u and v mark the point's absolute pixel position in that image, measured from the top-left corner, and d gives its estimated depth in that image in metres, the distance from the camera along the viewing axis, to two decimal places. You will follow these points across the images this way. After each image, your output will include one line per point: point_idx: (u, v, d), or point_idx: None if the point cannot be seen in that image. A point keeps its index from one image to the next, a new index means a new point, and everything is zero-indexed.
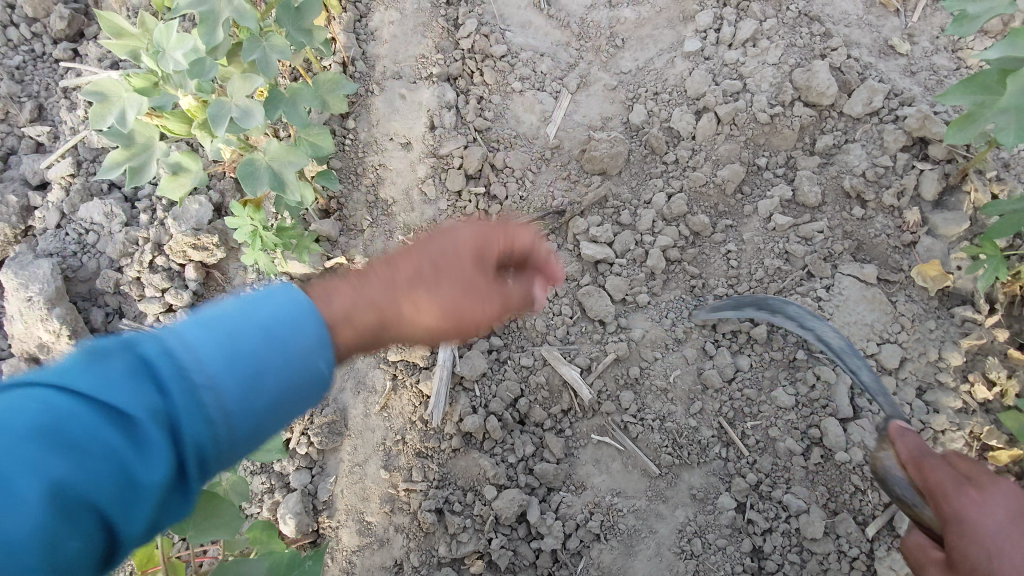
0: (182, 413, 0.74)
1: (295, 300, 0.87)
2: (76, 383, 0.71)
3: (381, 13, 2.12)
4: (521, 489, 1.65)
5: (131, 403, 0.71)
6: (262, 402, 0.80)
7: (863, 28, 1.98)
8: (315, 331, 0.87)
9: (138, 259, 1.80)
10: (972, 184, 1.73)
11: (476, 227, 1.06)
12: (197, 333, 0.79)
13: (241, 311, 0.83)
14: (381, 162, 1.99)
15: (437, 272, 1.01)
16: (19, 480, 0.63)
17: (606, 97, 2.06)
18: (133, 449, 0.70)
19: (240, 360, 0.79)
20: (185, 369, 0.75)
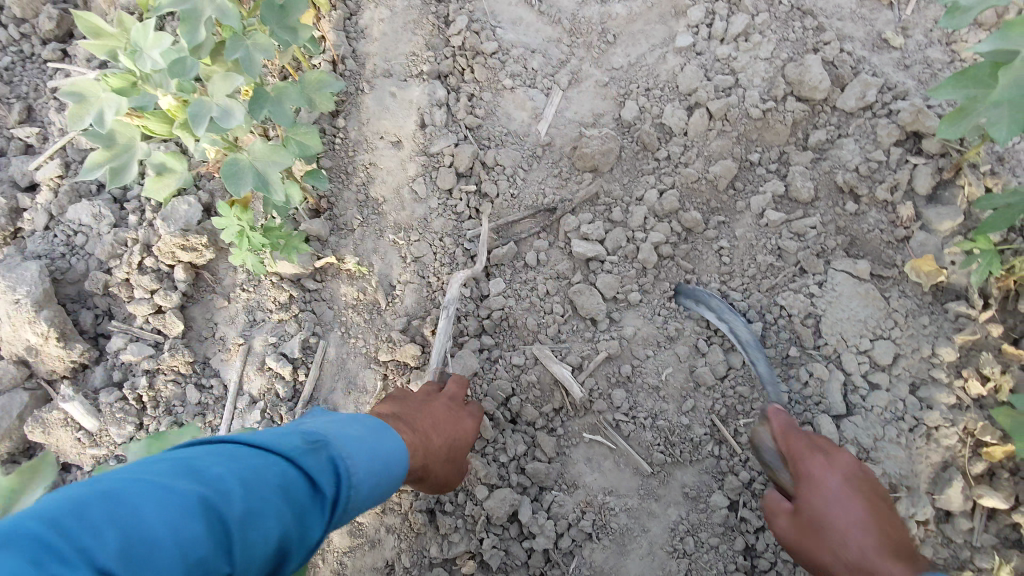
0: (341, 499, 1.07)
1: (401, 451, 1.22)
2: (294, 455, 1.03)
3: (371, 10, 2.10)
4: (513, 488, 1.64)
5: (322, 482, 1.04)
6: (373, 497, 1.15)
7: (856, 22, 1.96)
8: (395, 445, 1.21)
9: (127, 260, 1.78)
10: (966, 178, 1.71)
11: (471, 424, 1.51)
12: (360, 446, 1.13)
13: (370, 433, 1.18)
14: (371, 161, 1.96)
15: (453, 461, 1.43)
16: (259, 521, 0.92)
17: (598, 93, 2.04)
18: (315, 516, 1.01)
19: (386, 468, 1.17)
20: (353, 470, 1.09)
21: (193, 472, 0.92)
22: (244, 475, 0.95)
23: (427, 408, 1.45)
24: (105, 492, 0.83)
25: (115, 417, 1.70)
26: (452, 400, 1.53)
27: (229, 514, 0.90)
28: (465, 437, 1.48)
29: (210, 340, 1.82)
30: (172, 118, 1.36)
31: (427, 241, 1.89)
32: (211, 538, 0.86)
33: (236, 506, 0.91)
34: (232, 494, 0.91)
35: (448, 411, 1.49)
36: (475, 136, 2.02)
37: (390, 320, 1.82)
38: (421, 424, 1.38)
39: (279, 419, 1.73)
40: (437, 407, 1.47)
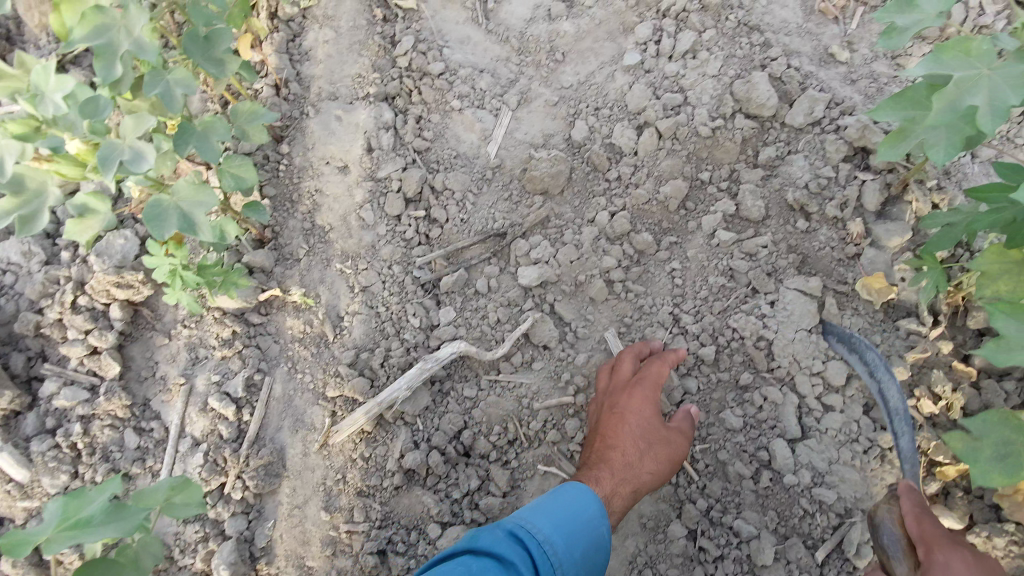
0: (536, 558, 1.35)
1: (583, 495, 1.44)
2: (473, 546, 1.33)
3: (315, 32, 2.04)
4: (466, 524, 1.63)
5: (506, 557, 1.32)
6: (573, 550, 1.38)
7: (803, 37, 1.96)
8: (579, 499, 1.43)
9: (59, 299, 1.70)
10: (913, 194, 1.71)
11: (638, 397, 1.59)
12: (537, 513, 1.40)
13: (552, 497, 1.44)
14: (317, 187, 1.91)
15: (653, 449, 1.55)
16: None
17: (547, 113, 2.01)
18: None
19: (569, 522, 1.40)
20: (535, 533, 1.37)
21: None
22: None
23: (601, 427, 1.61)
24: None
25: (48, 466, 1.62)
26: (615, 392, 1.63)
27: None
28: (641, 418, 1.58)
29: (150, 380, 1.75)
30: (84, 161, 1.34)
31: (375, 269, 1.84)
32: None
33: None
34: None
35: (619, 408, 1.60)
36: (424, 159, 1.97)
37: (338, 353, 1.76)
38: (601, 457, 1.58)
39: (223, 461, 1.66)
40: (606, 418, 1.61)
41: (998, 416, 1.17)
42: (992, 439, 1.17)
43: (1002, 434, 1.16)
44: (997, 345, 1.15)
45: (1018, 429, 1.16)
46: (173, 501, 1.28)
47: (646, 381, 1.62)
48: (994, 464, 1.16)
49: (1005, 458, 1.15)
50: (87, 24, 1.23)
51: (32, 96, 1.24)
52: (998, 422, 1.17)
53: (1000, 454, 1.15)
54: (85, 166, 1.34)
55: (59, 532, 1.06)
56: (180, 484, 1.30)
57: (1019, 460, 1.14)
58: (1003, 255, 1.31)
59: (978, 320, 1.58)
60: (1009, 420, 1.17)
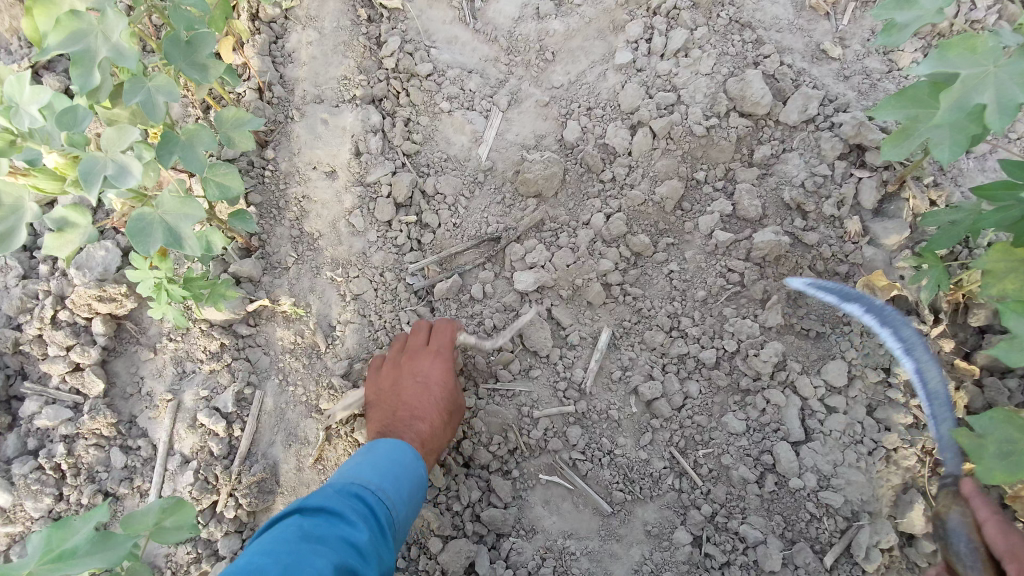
0: (372, 505, 1.34)
1: (398, 446, 1.46)
2: (302, 506, 1.28)
3: (298, 33, 1.99)
4: (468, 538, 1.57)
5: (337, 509, 1.29)
6: (403, 491, 1.40)
7: (794, 33, 1.94)
8: (399, 450, 1.46)
9: (38, 315, 1.64)
10: (910, 191, 1.69)
11: (440, 367, 1.63)
12: (361, 469, 1.41)
13: (370, 453, 1.45)
14: (305, 194, 1.86)
15: (451, 418, 1.61)
16: (302, 564, 1.15)
17: (539, 113, 1.97)
18: (353, 529, 1.27)
19: (392, 467, 1.42)
20: (366, 484, 1.37)
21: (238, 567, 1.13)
22: (273, 546, 1.18)
23: (401, 394, 1.60)
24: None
25: (30, 490, 1.55)
26: (417, 358, 1.65)
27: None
28: (439, 388, 1.62)
29: (136, 397, 1.69)
30: (62, 175, 1.27)
31: (367, 277, 1.80)
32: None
33: (274, 570, 1.13)
34: (268, 564, 1.13)
35: (419, 376, 1.62)
36: (414, 163, 1.93)
37: (331, 364, 1.72)
38: (405, 424, 1.55)
39: (214, 479, 1.60)
40: (405, 385, 1.60)
41: (1003, 414, 1.15)
42: (995, 436, 1.15)
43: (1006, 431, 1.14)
44: (1009, 344, 1.13)
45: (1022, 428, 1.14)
46: (164, 525, 1.23)
47: (442, 351, 1.67)
48: (995, 461, 1.14)
49: (1008, 456, 1.13)
50: (63, 29, 1.18)
51: (5, 107, 1.19)
52: (1003, 419, 1.15)
53: (1002, 451, 1.14)
54: (64, 180, 1.27)
55: (41, 565, 1.01)
56: (171, 507, 1.26)
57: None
58: (1006, 253, 1.30)
59: (980, 318, 1.58)
60: (1014, 420, 1.15)
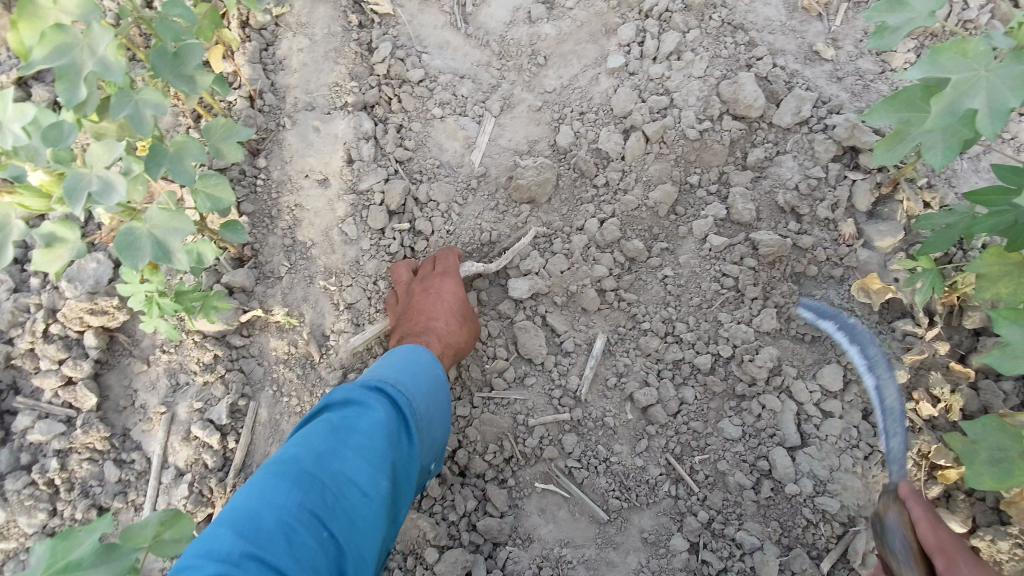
0: (396, 399, 1.35)
1: (416, 347, 1.49)
2: (328, 403, 1.30)
3: (289, 39, 1.98)
4: (464, 547, 1.56)
5: (362, 402, 1.30)
6: (424, 386, 1.41)
7: (787, 34, 1.93)
8: (416, 353, 1.47)
9: (29, 328, 1.63)
10: (903, 193, 1.68)
11: (451, 281, 1.70)
12: (381, 368, 1.41)
13: (390, 355, 1.46)
14: (297, 202, 1.85)
15: (466, 321, 1.66)
16: (334, 456, 1.18)
17: (531, 118, 1.96)
18: (379, 419, 1.28)
19: (411, 365, 1.43)
20: (388, 380, 1.37)
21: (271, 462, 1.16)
22: (305, 439, 1.20)
23: (416, 302, 1.66)
24: (226, 512, 1.08)
25: (24, 505, 1.55)
26: (427, 277, 1.71)
27: (307, 468, 1.15)
28: (452, 294, 1.67)
29: (129, 410, 1.68)
30: (49, 193, 1.26)
31: (361, 286, 1.80)
32: (301, 490, 1.12)
33: (307, 460, 1.16)
34: (301, 457, 1.17)
35: (432, 287, 1.67)
36: (406, 169, 1.92)
37: (325, 374, 1.72)
38: (422, 326, 1.60)
39: (209, 492, 1.61)
40: (419, 295, 1.67)
41: (998, 421, 1.20)
42: (988, 443, 1.20)
43: (999, 438, 1.18)
44: (1001, 352, 1.13)
45: (1017, 438, 1.18)
46: (163, 538, 1.19)
47: (451, 271, 1.73)
48: (985, 465, 1.18)
49: (999, 461, 1.17)
50: (48, 43, 1.17)
51: None
52: (995, 426, 1.19)
53: (993, 456, 1.17)
54: (50, 197, 1.26)
55: None
56: (170, 519, 1.22)
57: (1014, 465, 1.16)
58: (1001, 257, 1.31)
59: (975, 320, 1.56)
60: (1007, 428, 1.19)
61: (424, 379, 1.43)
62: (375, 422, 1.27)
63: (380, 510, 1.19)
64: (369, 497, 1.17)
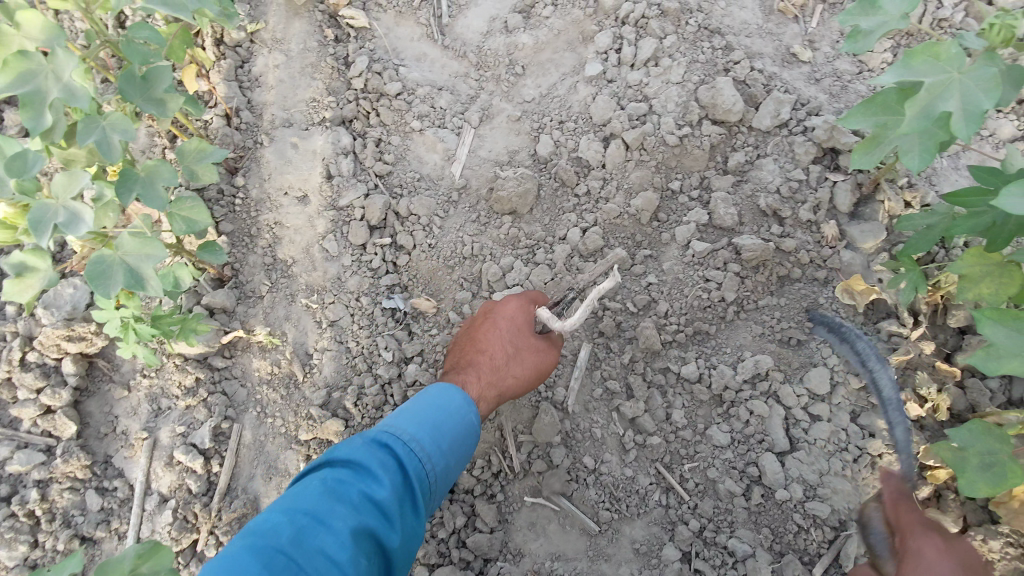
0: (403, 460, 1.32)
1: (454, 391, 1.43)
2: (331, 459, 1.30)
3: (264, 56, 1.97)
4: (455, 565, 1.53)
5: (364, 464, 1.29)
6: (441, 443, 1.38)
7: (764, 37, 1.94)
8: (448, 398, 1.42)
9: (6, 357, 1.60)
10: (885, 194, 1.69)
11: (511, 307, 1.60)
12: (398, 419, 1.38)
13: (413, 401, 1.43)
14: (277, 220, 1.83)
15: (519, 353, 1.55)
16: (316, 528, 1.17)
17: (511, 129, 1.95)
18: (378, 485, 1.26)
19: (431, 417, 1.39)
20: (400, 436, 1.35)
21: (252, 529, 1.15)
22: (293, 504, 1.20)
23: (474, 332, 1.61)
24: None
25: (4, 538, 1.51)
26: (494, 302, 1.64)
27: (282, 544, 1.13)
28: (508, 324, 1.58)
29: (110, 436, 1.66)
30: (14, 224, 1.24)
31: (343, 302, 1.77)
32: (272, 570, 1.10)
33: (285, 534, 1.14)
34: (281, 528, 1.15)
35: (491, 316, 1.61)
36: (386, 183, 1.91)
37: (309, 394, 1.69)
38: (470, 361, 1.57)
39: (193, 517, 1.58)
40: (478, 325, 1.62)
41: (982, 426, 1.20)
42: (977, 448, 1.20)
43: (988, 443, 1.19)
44: (986, 353, 1.12)
45: (1002, 440, 1.19)
46: (141, 571, 1.18)
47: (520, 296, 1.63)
48: (979, 473, 1.18)
49: (992, 467, 1.17)
50: (11, 70, 1.15)
51: None
52: (985, 431, 1.20)
53: (986, 462, 1.18)
54: (15, 229, 1.24)
55: None
56: (148, 552, 1.20)
57: (1006, 469, 1.16)
58: (982, 258, 1.31)
59: (959, 318, 1.56)
60: (994, 432, 1.20)
61: (443, 434, 1.38)
62: (371, 488, 1.25)
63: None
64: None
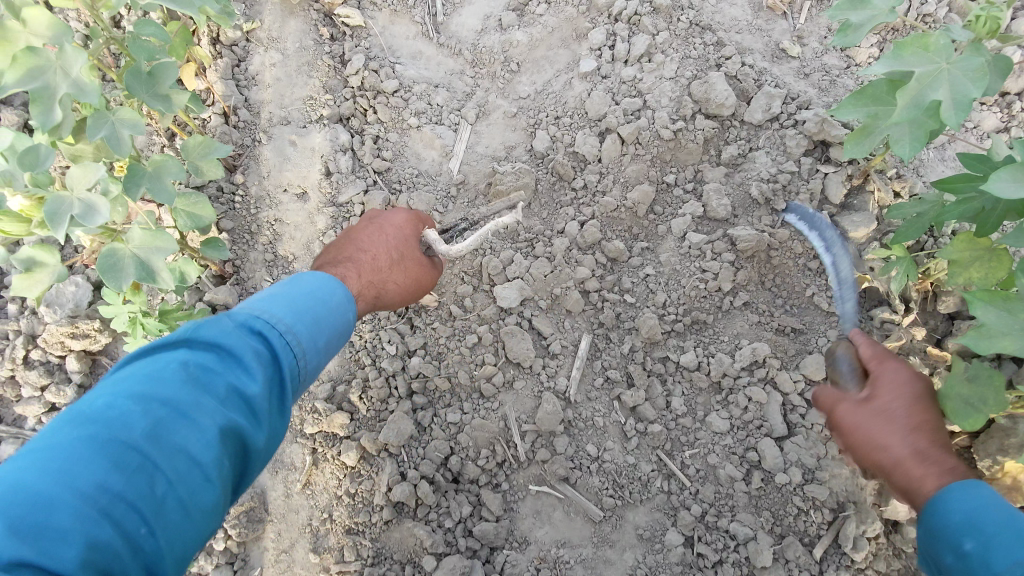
0: (281, 351, 1.08)
1: (328, 282, 1.23)
2: (191, 337, 1.01)
3: (261, 54, 1.99)
4: (461, 553, 1.55)
5: (233, 347, 1.02)
6: (320, 337, 1.16)
7: (753, 33, 1.98)
8: (328, 287, 1.23)
9: (9, 355, 1.61)
10: (875, 184, 1.73)
11: (400, 217, 1.51)
12: (271, 301, 1.13)
13: (287, 286, 1.19)
14: (277, 217, 1.85)
15: (405, 260, 1.45)
16: (177, 423, 0.90)
17: (507, 124, 1.98)
18: (249, 377, 1.01)
19: (312, 308, 1.17)
20: (276, 322, 1.10)
21: (85, 417, 0.86)
22: (140, 389, 0.91)
23: (352, 235, 1.47)
24: (2, 488, 0.78)
25: None
26: (374, 213, 1.53)
27: (133, 438, 0.86)
28: (397, 232, 1.48)
29: None
30: (29, 217, 1.24)
31: None
32: (121, 473, 0.83)
33: (137, 428, 0.87)
34: (131, 418, 0.87)
35: (376, 223, 1.49)
36: (385, 180, 1.92)
37: (312, 387, 1.69)
38: (348, 257, 1.41)
39: None
40: (358, 229, 1.48)
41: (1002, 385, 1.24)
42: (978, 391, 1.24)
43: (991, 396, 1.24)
44: (977, 333, 1.16)
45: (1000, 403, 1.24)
46: None
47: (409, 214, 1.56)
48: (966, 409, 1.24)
49: (973, 407, 1.23)
50: (20, 66, 1.16)
51: None
52: (1000, 388, 1.24)
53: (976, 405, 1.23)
54: (30, 222, 1.25)
55: None
56: None
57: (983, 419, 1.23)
58: (972, 243, 1.35)
59: (948, 305, 1.61)
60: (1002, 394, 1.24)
61: (326, 331, 1.18)
62: (242, 378, 1.00)
63: (222, 501, 0.91)
64: (213, 484, 0.90)
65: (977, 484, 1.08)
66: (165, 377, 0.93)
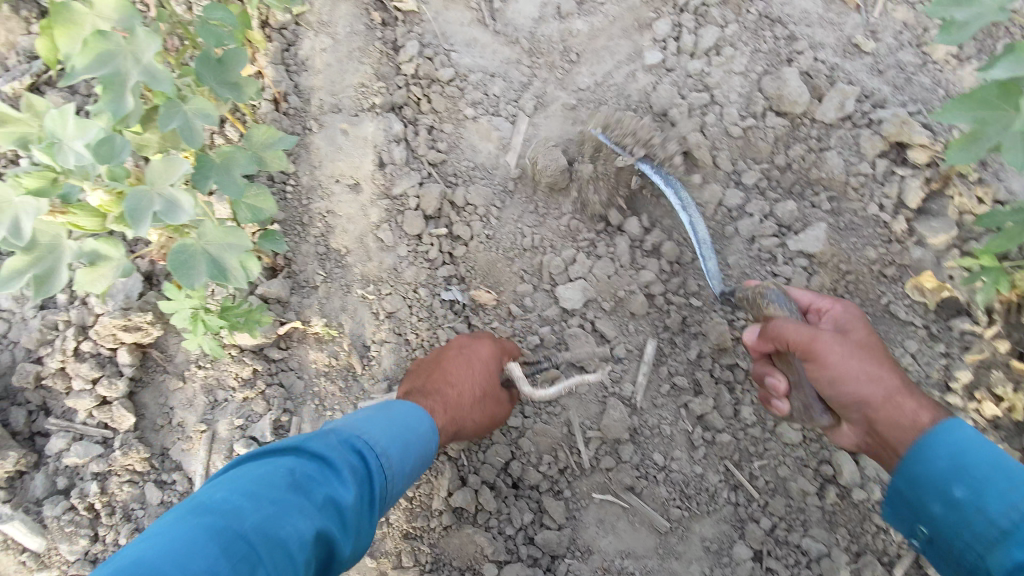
0: (373, 472, 1.15)
1: (417, 413, 1.30)
2: (299, 447, 1.11)
3: (311, 39, 1.91)
4: (523, 562, 1.53)
5: (334, 462, 1.10)
6: (407, 461, 1.22)
7: (826, 27, 1.88)
8: (420, 414, 1.31)
9: (60, 347, 1.57)
10: (956, 189, 1.65)
11: (488, 347, 1.51)
12: (370, 424, 1.22)
13: (380, 412, 1.28)
14: (329, 209, 1.79)
15: (486, 399, 1.45)
16: (281, 519, 0.97)
17: (567, 117, 1.89)
18: (343, 489, 1.08)
19: (404, 434, 1.24)
20: (373, 444, 1.18)
21: (205, 508, 0.95)
22: (251, 489, 1.00)
23: (442, 362, 1.49)
24: (128, 562, 0.85)
25: (64, 532, 1.50)
26: (465, 337, 1.55)
27: (244, 529, 0.94)
28: (483, 365, 1.48)
29: (166, 429, 1.63)
30: (105, 212, 1.26)
31: (400, 293, 1.74)
32: (228, 559, 0.89)
33: (248, 520, 0.95)
34: (244, 511, 0.96)
35: (466, 352, 1.50)
36: (440, 172, 1.86)
37: (368, 386, 1.68)
38: (435, 388, 1.43)
39: None
40: (447, 358, 1.49)
41: None
42: None
43: None
44: None
45: None
46: None
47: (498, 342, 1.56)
48: None
49: None
50: (90, 51, 1.10)
51: (48, 143, 1.15)
52: None
53: None
54: (106, 216, 1.26)
55: None
56: None
57: None
58: None
59: None
60: None
61: (410, 454, 1.24)
62: (336, 486, 1.07)
63: None
64: None
65: (959, 424, 1.19)
66: (275, 480, 1.03)
